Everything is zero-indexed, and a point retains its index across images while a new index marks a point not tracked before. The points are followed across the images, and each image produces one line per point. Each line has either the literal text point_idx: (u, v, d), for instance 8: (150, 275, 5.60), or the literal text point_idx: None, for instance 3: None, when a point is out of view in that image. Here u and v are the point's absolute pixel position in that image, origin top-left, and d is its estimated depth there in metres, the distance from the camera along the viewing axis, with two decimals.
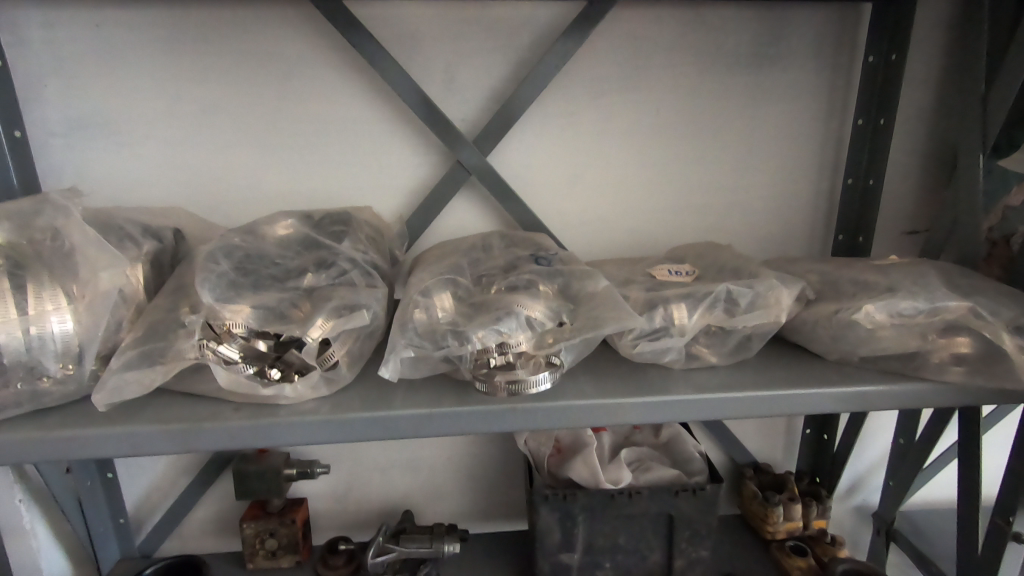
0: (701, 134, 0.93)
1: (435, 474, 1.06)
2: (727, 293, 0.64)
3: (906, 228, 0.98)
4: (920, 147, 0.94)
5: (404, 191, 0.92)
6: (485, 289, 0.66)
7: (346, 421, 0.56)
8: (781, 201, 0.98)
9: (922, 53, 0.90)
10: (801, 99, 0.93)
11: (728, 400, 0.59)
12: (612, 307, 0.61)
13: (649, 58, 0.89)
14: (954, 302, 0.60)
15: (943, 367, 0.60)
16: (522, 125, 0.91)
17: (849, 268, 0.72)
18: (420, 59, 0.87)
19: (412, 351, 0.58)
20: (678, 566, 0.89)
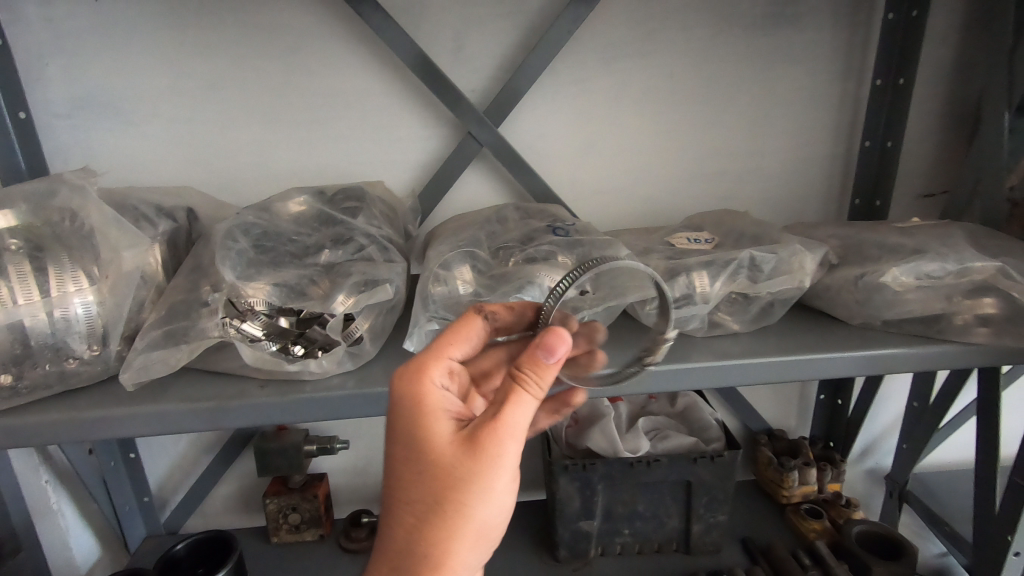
0: (716, 99, 0.92)
1: None
2: (750, 259, 0.63)
3: (923, 191, 0.96)
4: (939, 106, 0.92)
5: (416, 165, 0.91)
6: (503, 262, 0.66)
7: (369, 395, 0.56)
8: (796, 167, 0.97)
9: (943, 8, 0.87)
10: (818, 59, 0.91)
11: (752, 366, 0.59)
12: (634, 275, 0.61)
13: (663, 20, 0.87)
14: (983, 263, 0.59)
15: (969, 329, 0.59)
16: (534, 94, 0.89)
17: (871, 231, 0.71)
18: (428, 27, 0.85)
19: (436, 324, 0.59)
20: (695, 531, 0.91)
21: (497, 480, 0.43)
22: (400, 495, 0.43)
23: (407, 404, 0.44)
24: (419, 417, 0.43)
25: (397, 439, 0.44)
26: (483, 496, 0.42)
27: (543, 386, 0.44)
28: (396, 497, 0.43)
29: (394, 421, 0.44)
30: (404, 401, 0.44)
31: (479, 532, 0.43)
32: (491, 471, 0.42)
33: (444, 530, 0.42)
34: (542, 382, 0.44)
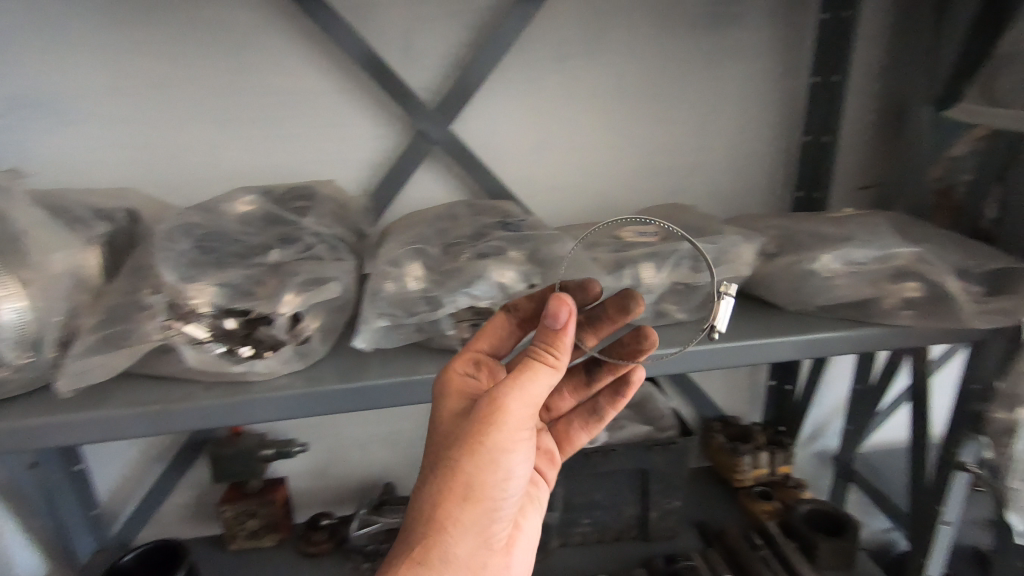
0: (664, 97, 0.94)
1: (414, 445, 1.06)
2: (690, 250, 0.66)
3: (860, 183, 1.01)
4: (872, 102, 0.97)
5: (368, 163, 0.91)
6: (453, 258, 0.66)
7: (317, 394, 0.56)
8: (741, 163, 1.00)
9: (873, 7, 0.92)
10: (759, 59, 0.95)
11: (696, 352, 0.61)
12: (579, 269, 0.65)
13: (610, 20, 0.89)
14: (903, 249, 0.64)
15: (895, 312, 0.63)
16: (485, 92, 0.90)
17: (806, 221, 0.75)
18: (376, 26, 0.85)
19: (385, 321, 0.59)
20: (652, 517, 0.93)
21: (490, 434, 0.48)
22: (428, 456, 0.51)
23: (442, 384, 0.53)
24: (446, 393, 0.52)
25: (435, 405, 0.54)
26: (475, 447, 0.48)
27: (545, 350, 0.48)
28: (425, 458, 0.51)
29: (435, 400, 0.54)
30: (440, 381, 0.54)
31: (473, 482, 0.49)
32: (484, 426, 0.48)
33: (439, 473, 0.48)
34: (549, 350, 0.48)
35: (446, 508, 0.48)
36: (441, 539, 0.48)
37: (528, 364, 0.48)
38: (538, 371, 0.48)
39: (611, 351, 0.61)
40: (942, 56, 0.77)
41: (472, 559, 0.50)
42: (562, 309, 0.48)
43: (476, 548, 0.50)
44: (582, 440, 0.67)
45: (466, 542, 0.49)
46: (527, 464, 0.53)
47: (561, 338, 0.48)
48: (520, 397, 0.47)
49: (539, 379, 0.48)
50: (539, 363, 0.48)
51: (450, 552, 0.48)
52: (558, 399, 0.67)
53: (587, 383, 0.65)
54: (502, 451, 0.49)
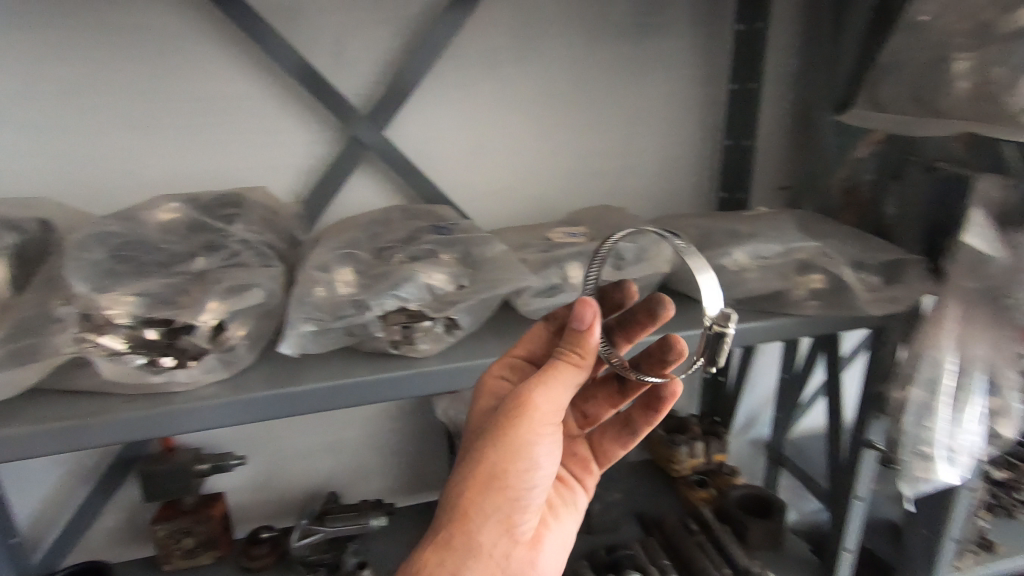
0: (594, 102, 0.97)
1: (358, 453, 1.05)
2: (613, 249, 0.69)
3: (780, 184, 1.07)
4: (787, 108, 1.03)
5: (301, 169, 0.90)
6: (384, 262, 0.67)
7: (243, 402, 0.55)
8: (670, 165, 1.04)
9: (782, 19, 0.98)
10: (682, 66, 0.99)
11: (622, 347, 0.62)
12: (507, 268, 0.65)
13: (540, 27, 0.92)
14: (805, 245, 0.69)
15: (804, 302, 0.67)
16: (419, 98, 0.91)
17: (724, 220, 0.79)
18: (305, 32, 0.85)
19: (311, 325, 0.59)
20: (594, 510, 0.96)
21: (514, 430, 0.50)
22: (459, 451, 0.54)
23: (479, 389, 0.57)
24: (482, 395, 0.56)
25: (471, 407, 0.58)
26: (499, 440, 0.50)
27: (570, 351, 0.50)
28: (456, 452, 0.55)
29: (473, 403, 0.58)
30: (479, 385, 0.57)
31: (496, 477, 0.51)
32: (507, 422, 0.50)
33: (466, 466, 0.51)
34: (575, 348, 0.50)
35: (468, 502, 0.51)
36: (464, 531, 0.50)
37: (552, 364, 0.50)
38: (565, 370, 0.50)
39: (641, 363, 0.59)
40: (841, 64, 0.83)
41: (497, 556, 0.52)
42: (586, 311, 0.49)
43: (501, 544, 0.52)
44: (618, 453, 0.67)
45: (490, 536, 0.51)
46: (555, 464, 0.54)
47: (585, 338, 0.50)
48: (542, 395, 0.50)
49: (561, 378, 0.50)
50: (561, 363, 0.50)
51: (473, 544, 0.50)
52: (599, 411, 0.67)
53: (622, 392, 0.65)
54: (525, 448, 0.51)
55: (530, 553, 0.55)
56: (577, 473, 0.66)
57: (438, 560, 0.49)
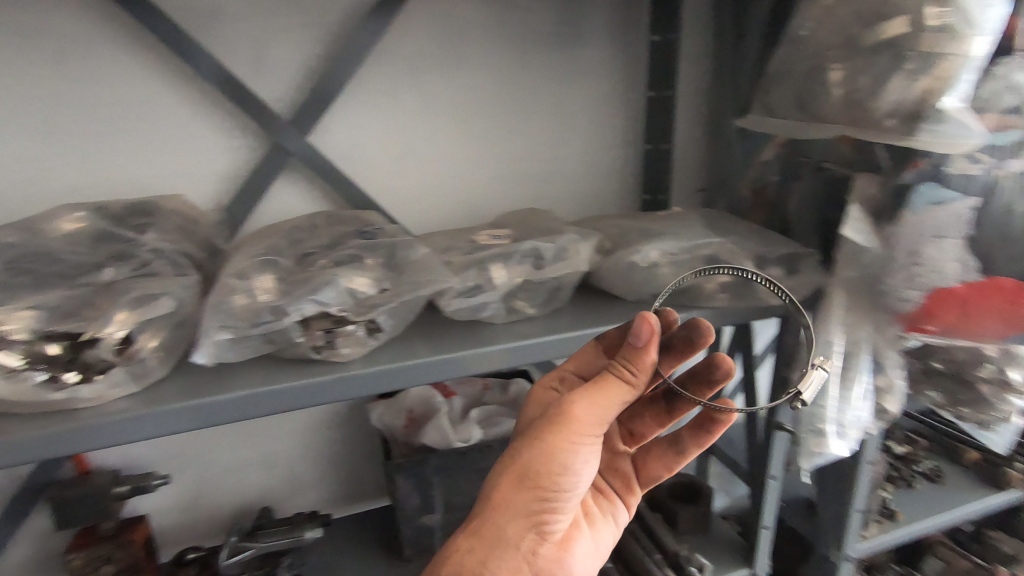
0: (520, 108, 1.00)
1: (292, 465, 1.03)
2: (533, 249, 0.71)
3: (697, 186, 1.14)
4: (700, 114, 1.09)
5: (221, 175, 0.88)
6: (305, 268, 0.67)
7: (153, 415, 0.53)
8: (595, 168, 1.08)
9: (693, 31, 1.04)
10: (603, 73, 1.03)
11: (544, 342, 0.65)
12: (429, 270, 0.66)
13: (463, 36, 0.93)
14: (708, 241, 0.74)
15: (713, 295, 0.71)
16: (342, 103, 0.90)
17: (641, 220, 0.83)
18: (221, 37, 0.83)
19: (227, 333, 0.58)
20: None
21: (556, 435, 0.57)
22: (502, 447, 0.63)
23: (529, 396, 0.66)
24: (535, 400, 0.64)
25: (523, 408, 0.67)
26: (537, 443, 0.58)
27: (624, 366, 0.57)
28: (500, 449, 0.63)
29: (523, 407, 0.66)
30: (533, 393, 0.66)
31: (530, 475, 0.58)
32: (552, 424, 0.58)
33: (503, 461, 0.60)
34: (627, 366, 0.56)
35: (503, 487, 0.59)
36: (495, 518, 0.59)
37: (605, 378, 0.57)
38: (613, 385, 0.57)
39: (689, 383, 0.69)
40: (743, 74, 0.89)
41: (522, 547, 0.60)
42: (647, 329, 0.54)
43: (527, 537, 0.60)
44: (662, 470, 0.77)
45: (519, 525, 0.59)
46: (591, 474, 0.61)
47: (642, 356, 0.56)
48: (587, 407, 0.57)
49: (608, 393, 0.57)
50: (613, 377, 0.57)
51: (501, 532, 0.59)
52: (648, 428, 0.77)
53: (668, 410, 0.75)
54: (564, 453, 0.58)
55: (555, 550, 0.63)
56: (618, 486, 0.76)
57: (470, 539, 0.59)
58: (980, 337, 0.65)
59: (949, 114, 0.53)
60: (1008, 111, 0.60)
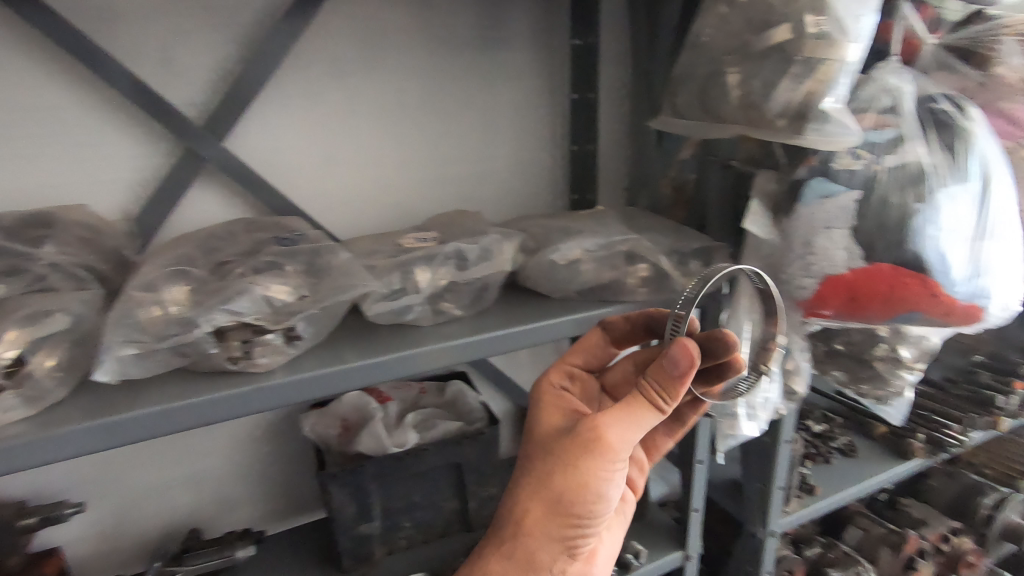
0: (447, 111, 1.00)
1: (221, 482, 0.99)
2: (456, 252, 0.72)
3: (623, 185, 1.18)
4: (623, 116, 1.13)
5: (130, 184, 0.84)
6: (220, 277, 0.65)
7: (49, 440, 0.49)
8: (524, 169, 1.10)
9: (611, 35, 1.08)
10: (527, 76, 1.05)
11: (471, 342, 0.65)
12: (349, 275, 0.66)
13: (383, 39, 0.93)
14: (626, 239, 0.77)
15: (633, 290, 0.74)
16: (260, 107, 0.88)
17: (564, 220, 0.86)
18: (124, 39, 0.79)
19: (132, 349, 0.55)
20: (471, 507, 0.98)
21: (590, 462, 0.59)
22: (523, 463, 0.64)
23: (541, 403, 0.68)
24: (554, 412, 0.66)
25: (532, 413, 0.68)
26: (569, 471, 0.60)
27: (656, 390, 0.58)
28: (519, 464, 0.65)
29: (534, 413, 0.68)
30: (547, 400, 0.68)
31: (561, 501, 0.61)
32: (586, 451, 0.59)
33: (531, 486, 0.62)
34: (660, 394, 0.58)
35: (536, 513, 0.61)
36: (528, 542, 0.62)
37: (637, 403, 0.59)
38: (646, 413, 0.59)
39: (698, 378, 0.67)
40: (657, 78, 0.93)
41: (554, 568, 0.64)
42: (687, 359, 0.56)
43: (559, 558, 0.64)
44: (667, 444, 0.77)
45: (552, 549, 0.62)
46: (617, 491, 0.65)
47: (677, 384, 0.58)
48: (619, 432, 0.59)
49: (640, 419, 0.59)
50: (645, 402, 0.59)
51: (534, 556, 0.62)
52: None
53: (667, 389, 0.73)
54: (598, 479, 0.60)
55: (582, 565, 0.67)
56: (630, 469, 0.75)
57: (503, 562, 0.62)
58: (888, 319, 0.64)
59: (829, 114, 0.57)
60: (884, 111, 0.65)
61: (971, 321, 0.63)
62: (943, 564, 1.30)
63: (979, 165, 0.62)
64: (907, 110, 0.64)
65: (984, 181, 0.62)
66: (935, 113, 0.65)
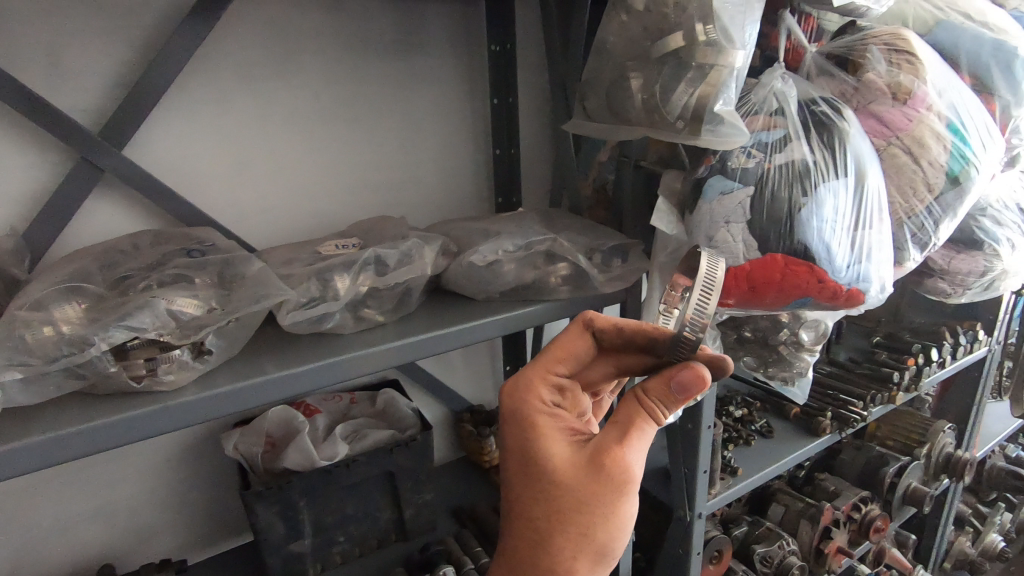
0: (367, 117, 1.00)
1: (135, 512, 0.93)
2: (376, 257, 0.72)
3: (546, 188, 1.21)
4: (542, 120, 1.16)
5: (17, 197, 0.77)
6: (119, 293, 0.61)
7: None
8: (448, 174, 1.11)
9: (529, 42, 1.10)
10: (447, 81, 1.06)
11: (393, 347, 0.65)
12: (263, 285, 0.64)
13: (296, 44, 0.91)
14: (543, 238, 0.79)
15: (554, 288, 0.76)
16: (163, 113, 0.83)
17: (485, 223, 0.87)
18: (3, 39, 0.73)
19: (17, 372, 0.50)
20: (407, 516, 0.97)
21: (619, 499, 0.57)
22: (541, 512, 0.57)
23: (532, 435, 0.58)
24: (550, 445, 0.58)
25: (531, 451, 0.58)
26: (603, 513, 0.56)
27: (665, 411, 0.58)
28: (535, 512, 0.57)
29: (523, 448, 0.59)
30: (538, 430, 0.59)
31: (597, 542, 0.57)
32: (621, 493, 0.56)
33: (566, 536, 0.56)
34: (667, 413, 0.58)
35: (581, 565, 0.57)
36: None
37: (646, 426, 0.58)
38: (652, 432, 0.59)
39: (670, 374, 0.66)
40: (571, 84, 0.96)
41: None
42: (702, 386, 0.57)
43: None
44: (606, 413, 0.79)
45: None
46: None
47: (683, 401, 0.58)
48: (640, 462, 0.57)
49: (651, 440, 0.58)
50: (651, 422, 0.58)
51: None
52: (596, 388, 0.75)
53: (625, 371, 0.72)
54: (627, 512, 0.58)
55: None
56: None
57: None
58: (783, 304, 0.68)
59: (723, 116, 0.61)
60: (773, 113, 0.71)
61: (854, 304, 0.69)
62: (856, 530, 1.44)
63: (855, 161, 0.67)
64: (792, 112, 0.70)
65: (857, 176, 0.67)
66: (815, 113, 0.71)
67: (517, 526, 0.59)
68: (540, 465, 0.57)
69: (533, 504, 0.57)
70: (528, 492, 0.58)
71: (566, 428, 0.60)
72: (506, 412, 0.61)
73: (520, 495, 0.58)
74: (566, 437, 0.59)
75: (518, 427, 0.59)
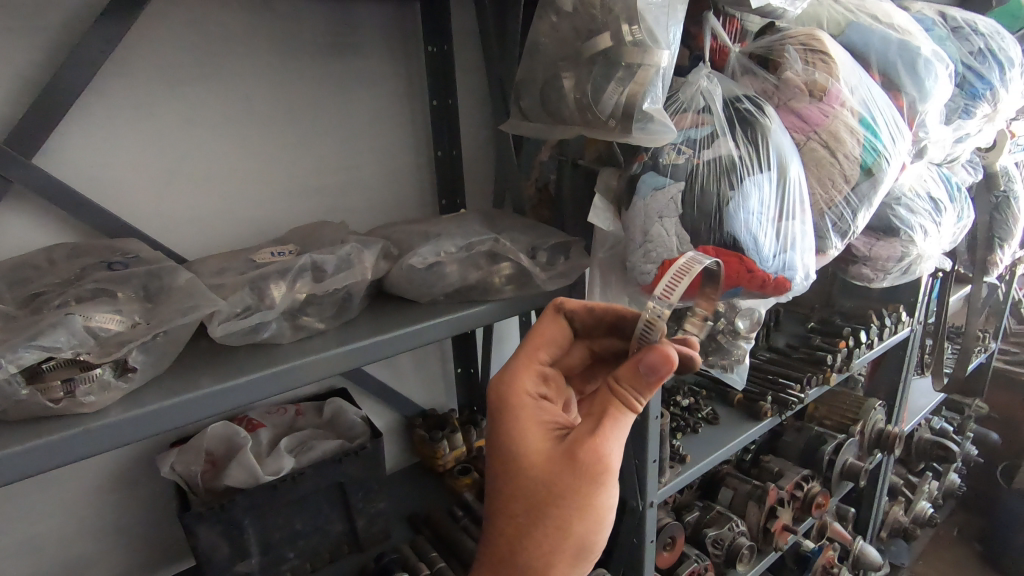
0: (302, 121, 0.97)
1: (64, 545, 0.87)
2: (313, 264, 0.70)
3: (489, 188, 1.21)
4: (482, 121, 1.16)
5: None
6: (32, 311, 0.57)
7: None
8: (389, 177, 1.09)
9: (465, 43, 1.10)
10: (384, 82, 1.04)
11: (333, 355, 0.63)
12: (192, 296, 0.62)
13: (224, 44, 0.87)
14: (484, 239, 0.79)
15: (498, 288, 0.76)
16: (79, 117, 0.79)
17: (426, 225, 0.86)
18: None
19: None
20: (360, 526, 0.95)
21: (596, 488, 0.57)
22: (519, 503, 0.57)
23: (512, 425, 0.60)
24: (528, 435, 0.59)
25: (508, 443, 0.59)
26: (579, 504, 0.56)
27: (638, 398, 0.58)
28: (514, 503, 0.58)
29: (504, 439, 0.60)
30: (518, 420, 0.60)
31: (573, 533, 0.58)
32: (598, 482, 0.56)
33: (543, 527, 0.57)
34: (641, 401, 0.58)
35: (561, 557, 0.58)
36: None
37: (620, 415, 0.58)
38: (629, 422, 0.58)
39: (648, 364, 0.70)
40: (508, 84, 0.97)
41: None
42: (670, 367, 0.56)
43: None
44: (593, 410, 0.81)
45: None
46: None
47: (655, 387, 0.58)
48: (617, 451, 0.57)
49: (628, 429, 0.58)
50: (625, 411, 0.58)
51: None
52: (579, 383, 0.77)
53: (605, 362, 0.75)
54: (604, 502, 0.58)
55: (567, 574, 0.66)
56: None
57: None
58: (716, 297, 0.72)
59: (652, 114, 0.63)
60: (700, 111, 0.74)
61: (780, 292, 0.73)
62: (800, 508, 1.50)
63: (777, 156, 0.71)
64: (717, 109, 0.73)
65: (780, 170, 0.70)
66: (739, 111, 0.74)
67: (499, 517, 0.59)
68: (518, 458, 0.58)
69: (513, 498, 0.58)
70: (507, 486, 0.58)
71: (545, 419, 0.61)
72: (490, 404, 0.62)
73: (501, 487, 0.59)
74: (545, 428, 0.60)
75: (500, 418, 0.61)
